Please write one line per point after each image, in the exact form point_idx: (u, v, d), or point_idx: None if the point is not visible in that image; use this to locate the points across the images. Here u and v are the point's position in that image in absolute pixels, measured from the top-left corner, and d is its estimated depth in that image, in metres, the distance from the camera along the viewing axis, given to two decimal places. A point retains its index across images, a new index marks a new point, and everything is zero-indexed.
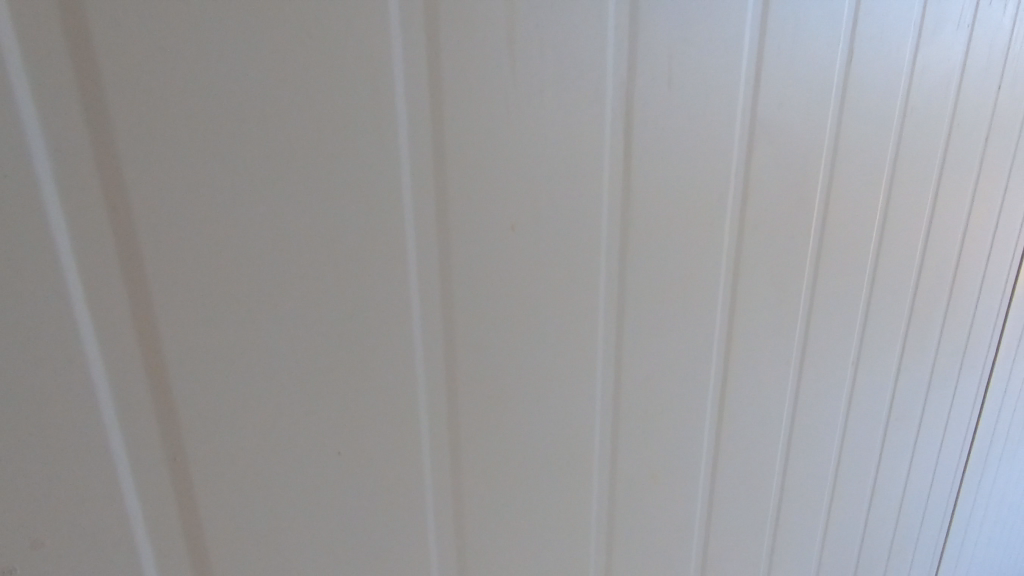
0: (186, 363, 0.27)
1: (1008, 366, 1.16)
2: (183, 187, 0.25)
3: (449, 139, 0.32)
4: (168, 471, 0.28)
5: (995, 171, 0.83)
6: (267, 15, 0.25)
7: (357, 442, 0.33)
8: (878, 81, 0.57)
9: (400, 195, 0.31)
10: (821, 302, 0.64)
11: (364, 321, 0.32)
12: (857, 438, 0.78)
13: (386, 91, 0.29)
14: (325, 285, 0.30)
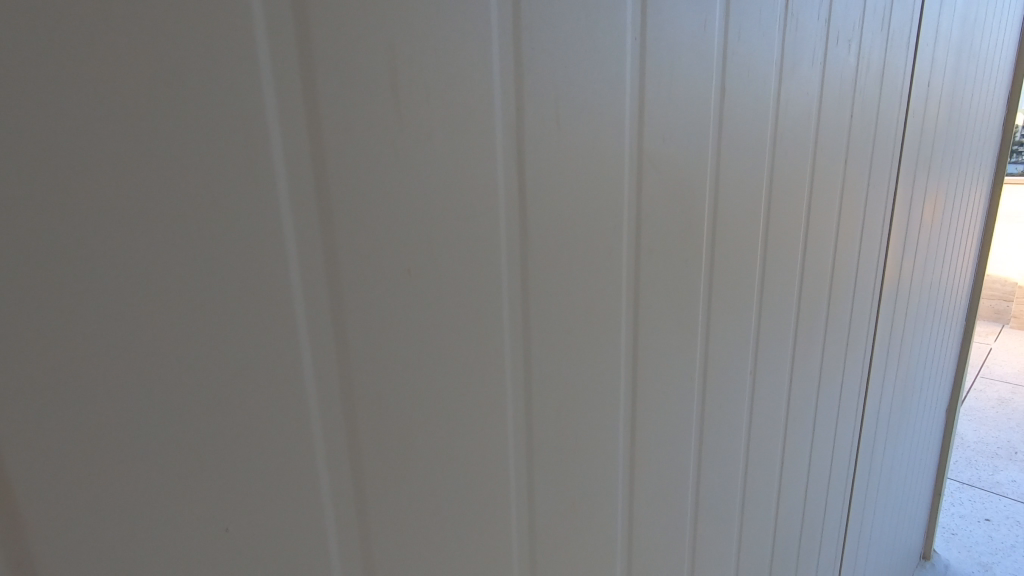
0: (35, 433, 0.22)
1: (881, 359, 1.28)
2: (13, 241, 0.21)
3: (332, 165, 0.29)
4: (11, 569, 0.23)
5: (854, 186, 0.93)
6: (117, 38, 0.22)
7: (252, 530, 0.30)
8: (751, 109, 0.61)
9: (279, 230, 0.28)
10: (725, 314, 0.65)
11: (262, 365, 0.28)
12: (762, 444, 0.80)
13: (257, 117, 0.26)
14: (214, 328, 0.26)
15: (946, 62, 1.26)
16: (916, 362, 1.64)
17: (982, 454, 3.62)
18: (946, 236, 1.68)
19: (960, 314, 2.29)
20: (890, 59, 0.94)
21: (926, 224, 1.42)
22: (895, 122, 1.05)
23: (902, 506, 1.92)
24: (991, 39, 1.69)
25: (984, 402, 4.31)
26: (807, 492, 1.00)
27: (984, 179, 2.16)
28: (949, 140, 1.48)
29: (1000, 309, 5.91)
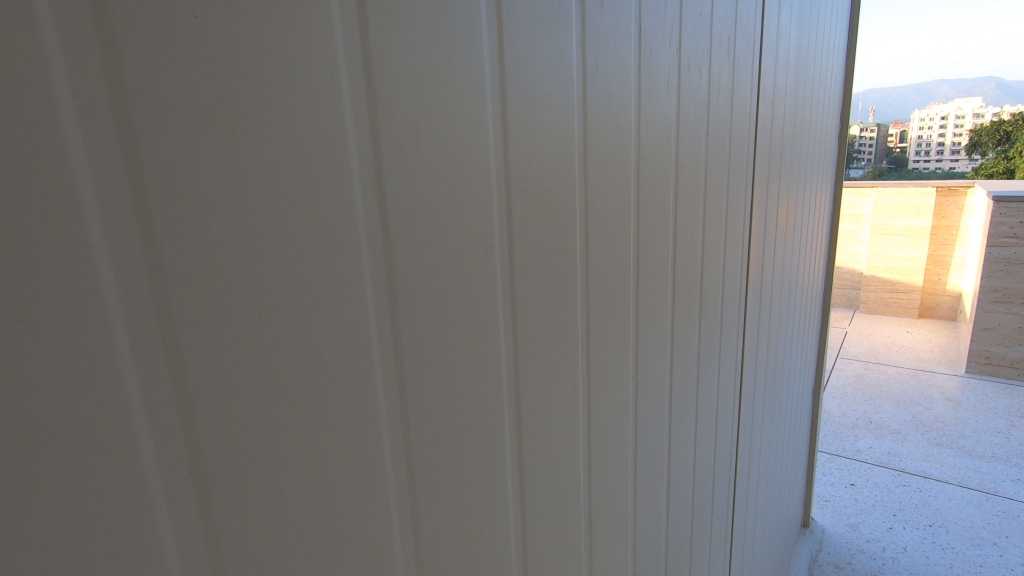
0: None
1: (751, 351, 1.41)
2: None
3: (159, 207, 0.27)
4: None
5: (715, 197, 1.02)
6: None
7: None
8: (613, 130, 0.65)
9: (97, 281, 0.26)
10: (603, 322, 0.68)
11: (87, 429, 0.26)
12: (648, 442, 0.84)
13: (61, 160, 0.24)
14: (22, 394, 0.24)
15: (786, 82, 1.42)
16: (782, 349, 1.83)
17: (846, 426, 4.10)
18: (799, 235, 1.90)
19: (817, 303, 2.58)
20: (738, 80, 1.04)
21: (781, 226, 1.59)
22: (746, 135, 1.16)
23: (782, 481, 2.13)
24: (823, 61, 1.94)
25: (844, 379, 4.90)
26: (694, 481, 1.08)
27: (826, 183, 2.46)
28: (794, 151, 1.67)
29: (852, 296, 6.76)
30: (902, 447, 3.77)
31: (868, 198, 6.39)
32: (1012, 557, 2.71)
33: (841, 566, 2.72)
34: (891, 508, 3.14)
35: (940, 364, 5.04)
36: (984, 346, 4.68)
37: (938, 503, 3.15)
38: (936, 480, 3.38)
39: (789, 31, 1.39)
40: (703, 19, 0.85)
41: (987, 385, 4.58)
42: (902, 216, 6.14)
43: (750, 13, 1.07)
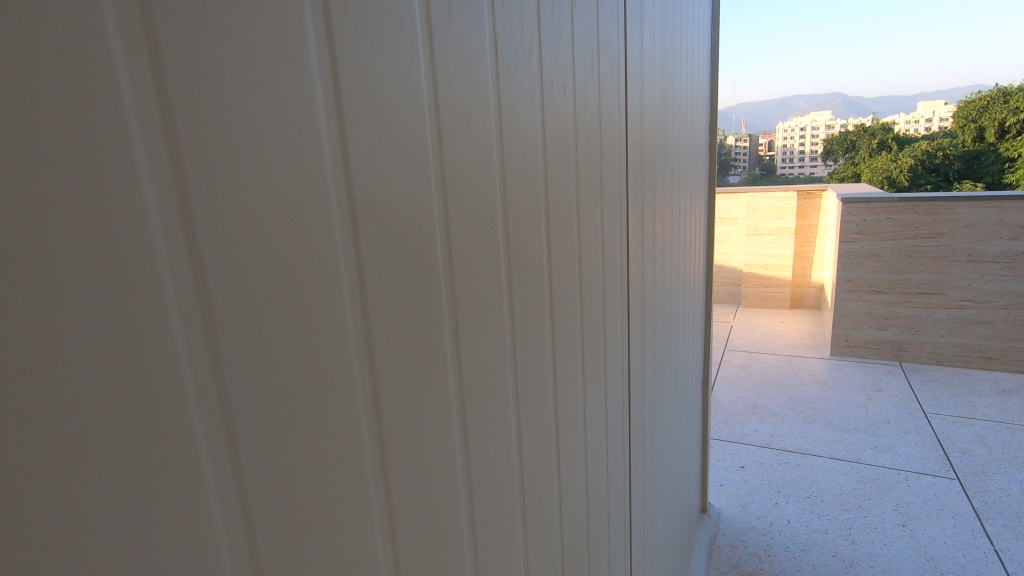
0: None
1: (636, 353, 1.49)
2: None
3: None
4: None
5: (590, 207, 1.07)
6: None
7: None
8: (473, 148, 0.65)
9: None
10: (474, 338, 0.67)
11: None
12: (531, 452, 0.85)
13: None
14: None
15: (653, 99, 1.53)
16: (668, 347, 1.95)
17: (734, 413, 4.43)
18: (676, 240, 2.04)
19: (699, 302, 2.79)
20: (604, 96, 1.10)
21: (658, 232, 1.70)
22: (618, 145, 1.22)
23: (676, 471, 2.26)
24: (687, 77, 2.10)
25: (731, 369, 5.30)
26: (586, 484, 1.11)
27: (700, 189, 2.66)
28: (667, 160, 1.79)
29: (734, 293, 7.32)
30: (782, 428, 4.14)
31: (742, 202, 7.01)
32: (874, 517, 3.06)
33: (736, 545, 2.92)
34: (775, 485, 3.43)
35: (809, 349, 5.62)
36: (843, 330, 5.28)
37: (813, 476, 3.50)
38: (811, 454, 3.75)
39: (652, 49, 1.49)
40: (561, 39, 0.89)
41: (847, 365, 5.17)
42: (771, 218, 6.79)
43: (612, 34, 1.14)
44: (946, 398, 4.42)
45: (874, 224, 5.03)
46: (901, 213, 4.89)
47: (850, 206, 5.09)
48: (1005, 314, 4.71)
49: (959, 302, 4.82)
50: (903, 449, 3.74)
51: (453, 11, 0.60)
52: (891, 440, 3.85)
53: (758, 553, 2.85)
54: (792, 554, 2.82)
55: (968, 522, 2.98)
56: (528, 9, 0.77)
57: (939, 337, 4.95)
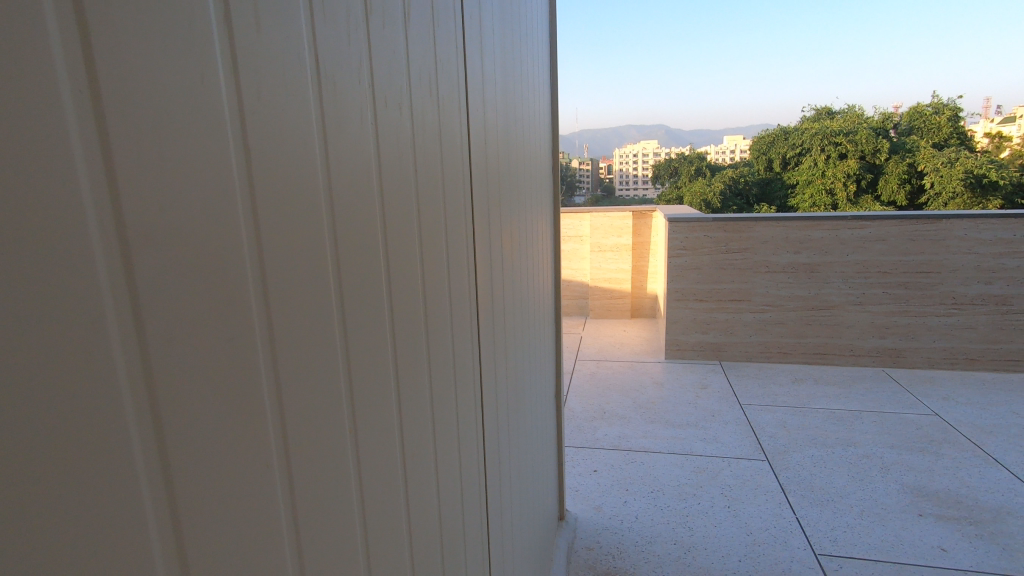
0: None
1: (488, 372, 1.50)
2: None
3: None
4: None
5: (434, 228, 1.05)
6: None
7: None
8: (293, 168, 0.59)
9: None
10: (298, 377, 0.60)
11: None
12: (373, 489, 0.80)
13: None
14: None
15: (495, 121, 1.58)
16: (518, 364, 2.00)
17: (586, 420, 4.69)
18: (523, 258, 2.11)
19: (548, 317, 2.92)
20: (444, 118, 1.10)
21: (505, 252, 1.75)
22: (461, 165, 1.22)
23: (531, 483, 2.32)
24: (528, 103, 2.20)
25: (582, 378, 5.62)
26: (438, 515, 1.08)
27: (545, 209, 2.80)
28: (511, 180, 1.85)
29: (582, 305, 7.84)
30: (628, 430, 4.47)
31: (585, 222, 7.55)
32: (706, 503, 3.42)
33: (592, 548, 3.06)
34: (625, 484, 3.68)
35: (648, 354, 6.19)
36: (675, 336, 5.91)
37: (655, 471, 3.82)
38: (652, 452, 4.09)
39: (493, 73, 1.53)
40: (395, 58, 0.86)
41: (679, 366, 5.78)
42: (611, 236, 7.40)
43: (450, 55, 1.14)
44: (755, 390, 5.13)
45: (694, 242, 5.71)
46: (715, 231, 5.62)
47: (675, 225, 5.74)
48: (794, 315, 5.63)
49: (761, 307, 5.66)
50: (726, 438, 4.26)
51: (263, 17, 0.54)
52: (716, 431, 4.36)
53: (611, 552, 3.01)
54: (640, 548, 3.04)
55: (777, 496, 3.47)
56: (355, 24, 0.73)
57: (748, 337, 5.76)
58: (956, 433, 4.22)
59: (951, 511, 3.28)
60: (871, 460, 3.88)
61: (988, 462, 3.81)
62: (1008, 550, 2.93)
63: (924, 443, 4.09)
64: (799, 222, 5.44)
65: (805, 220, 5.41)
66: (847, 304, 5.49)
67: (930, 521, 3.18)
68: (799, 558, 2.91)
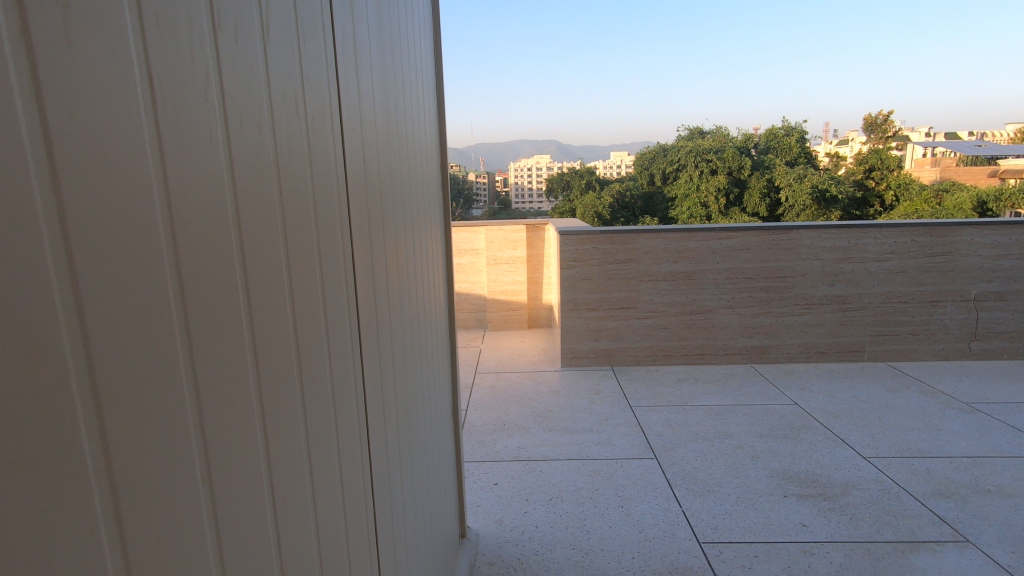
0: None
1: (373, 396, 1.46)
2: None
3: None
4: None
5: (305, 251, 1.01)
6: None
7: None
8: (121, 205, 0.54)
9: None
10: (129, 426, 0.55)
11: None
12: (238, 536, 0.74)
13: None
14: None
15: (375, 138, 1.56)
16: (406, 382, 1.98)
17: (486, 433, 4.70)
18: (409, 273, 2.09)
19: (441, 333, 2.90)
20: (313, 135, 1.06)
21: (390, 270, 1.72)
22: (335, 183, 1.18)
23: (426, 503, 2.29)
24: (411, 118, 2.19)
25: (482, 391, 5.64)
26: (316, 553, 1.02)
27: (434, 224, 2.80)
28: (395, 200, 1.83)
29: (480, 318, 7.89)
30: (527, 440, 4.54)
31: (480, 235, 7.64)
32: (601, 505, 3.55)
33: (493, 563, 3.05)
34: (524, 494, 3.73)
35: (545, 364, 6.35)
36: (570, 345, 6.12)
37: (553, 478, 3.91)
38: (551, 460, 4.19)
39: (370, 89, 1.52)
40: (251, 74, 0.82)
41: (574, 374, 6.00)
42: (506, 248, 7.53)
43: (320, 72, 1.11)
44: (644, 392, 5.45)
45: (584, 253, 5.97)
46: (601, 243, 5.92)
47: (566, 237, 5.96)
48: (675, 320, 6.07)
49: (646, 313, 6.04)
50: (618, 441, 4.47)
51: (75, 33, 0.49)
52: (609, 434, 4.56)
53: (513, 564, 3.03)
54: (540, 557, 3.08)
55: (665, 491, 3.69)
56: (200, 36, 0.69)
57: (636, 342, 6.11)
58: (811, 419, 4.77)
59: (810, 490, 3.68)
60: (744, 449, 4.26)
61: (836, 443, 4.33)
62: (855, 519, 3.35)
63: (786, 430, 4.57)
64: (676, 233, 5.89)
65: (680, 231, 5.87)
66: (720, 308, 6.02)
67: (793, 501, 3.55)
68: (685, 548, 3.11)
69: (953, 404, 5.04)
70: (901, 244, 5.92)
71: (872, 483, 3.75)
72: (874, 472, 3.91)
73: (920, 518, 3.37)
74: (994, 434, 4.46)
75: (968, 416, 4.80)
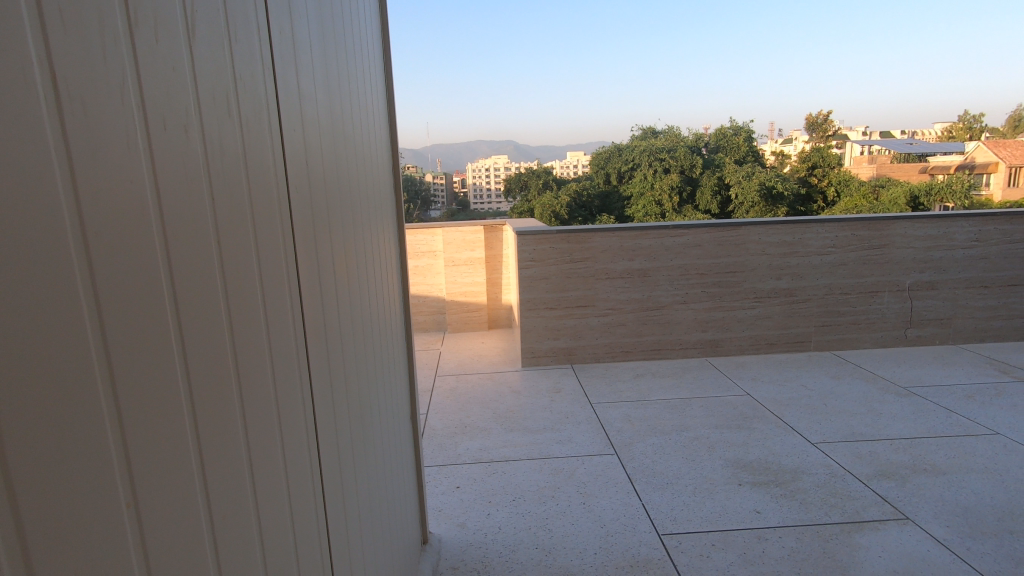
0: None
1: (322, 405, 1.43)
2: None
3: None
4: None
5: (242, 258, 0.97)
6: None
7: None
8: (22, 218, 0.50)
9: None
10: (35, 452, 0.52)
11: None
12: (169, 558, 0.71)
13: None
14: None
15: (319, 140, 1.52)
16: (359, 389, 1.94)
17: (447, 436, 4.66)
18: (360, 278, 2.05)
19: (397, 337, 2.86)
20: (249, 138, 1.02)
21: (339, 275, 1.68)
22: (275, 188, 1.15)
23: (385, 511, 2.25)
24: (358, 120, 2.15)
25: (442, 394, 5.59)
26: (262, 571, 0.99)
27: (387, 227, 2.75)
28: (343, 205, 1.80)
29: (439, 320, 7.83)
30: (489, 442, 4.53)
31: (437, 237, 7.58)
32: (563, 503, 3.58)
33: (457, 567, 3.02)
34: (487, 496, 3.71)
35: (505, 364, 6.36)
36: (530, 345, 6.14)
37: (516, 479, 3.91)
38: (512, 460, 4.19)
39: (313, 92, 1.48)
40: (176, 76, 0.78)
41: (534, 373, 6.02)
42: (464, 250, 7.50)
43: (255, 73, 1.07)
44: (603, 389, 5.52)
45: (541, 253, 6.01)
46: (558, 243, 5.97)
47: (523, 237, 5.98)
48: (632, 317, 6.18)
49: (604, 311, 6.12)
50: (579, 438, 4.51)
51: None
52: (570, 432, 4.60)
53: (476, 568, 3.01)
54: (503, 558, 3.07)
55: (625, 486, 3.75)
56: (114, 38, 0.65)
57: (595, 340, 6.18)
58: (763, 408, 4.95)
59: (762, 477, 3.81)
60: (700, 441, 4.37)
61: (786, 430, 4.50)
62: (805, 503, 3.49)
63: (740, 421, 4.72)
64: (630, 232, 6.00)
65: (635, 230, 5.99)
66: (674, 304, 6.17)
67: (747, 488, 3.67)
68: (646, 541, 3.16)
69: (892, 389, 5.33)
70: (842, 238, 6.21)
71: (820, 468, 3.91)
72: (822, 456, 4.08)
73: (864, 499, 3.54)
74: (928, 416, 4.73)
75: (905, 400, 5.08)
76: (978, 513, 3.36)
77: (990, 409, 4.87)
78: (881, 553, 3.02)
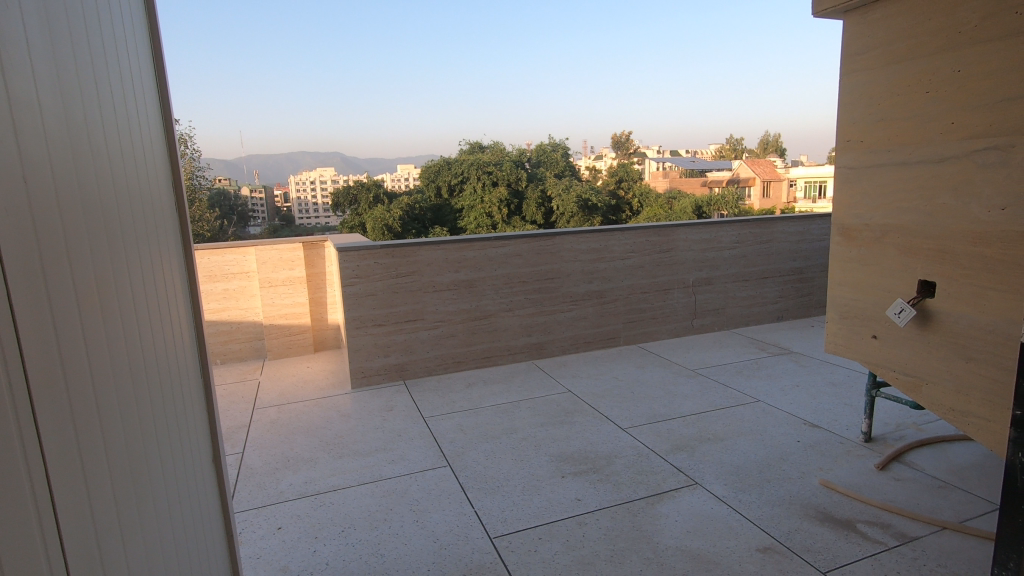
0: None
1: (61, 463, 1.19)
2: None
3: None
4: None
5: None
6: None
7: None
8: None
9: None
10: None
11: None
12: None
13: None
14: None
15: (46, 150, 1.28)
16: (130, 439, 1.67)
17: (266, 474, 4.26)
18: (127, 310, 1.77)
19: (189, 373, 2.56)
20: None
21: (88, 309, 1.43)
22: None
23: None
24: (114, 127, 1.87)
25: (261, 428, 5.10)
26: None
27: (167, 249, 2.44)
28: (92, 226, 1.55)
29: (257, 347, 7.18)
30: (315, 473, 4.24)
31: (250, 256, 6.95)
32: (396, 524, 3.49)
33: None
34: (312, 532, 3.47)
35: (333, 388, 6.04)
36: (359, 364, 5.92)
37: (345, 508, 3.72)
38: (342, 488, 3.98)
39: (31, 91, 1.24)
40: None
41: (365, 394, 5.81)
42: (282, 269, 6.98)
43: None
44: (436, 402, 5.53)
45: (365, 269, 5.82)
46: (382, 257, 5.85)
47: (345, 253, 5.74)
48: (461, 327, 6.30)
49: (433, 323, 6.15)
50: (412, 455, 4.45)
51: None
52: (402, 450, 4.52)
53: None
54: None
55: (458, 496, 3.80)
56: None
57: (426, 353, 6.17)
58: (581, 402, 5.38)
59: (582, 466, 4.13)
60: (527, 441, 4.60)
61: (602, 420, 4.96)
62: (617, 484, 3.87)
63: (562, 416, 5.08)
64: (454, 244, 6.12)
65: (459, 242, 6.13)
66: (500, 312, 6.43)
67: (569, 479, 3.96)
68: (478, 548, 3.23)
69: (684, 372, 6.19)
70: (639, 244, 7.06)
71: (628, 450, 4.38)
72: (630, 439, 4.56)
73: (664, 472, 4.03)
74: (710, 392, 5.58)
75: (693, 380, 5.93)
76: (746, 469, 4.04)
77: (753, 380, 5.91)
78: (677, 518, 3.46)
